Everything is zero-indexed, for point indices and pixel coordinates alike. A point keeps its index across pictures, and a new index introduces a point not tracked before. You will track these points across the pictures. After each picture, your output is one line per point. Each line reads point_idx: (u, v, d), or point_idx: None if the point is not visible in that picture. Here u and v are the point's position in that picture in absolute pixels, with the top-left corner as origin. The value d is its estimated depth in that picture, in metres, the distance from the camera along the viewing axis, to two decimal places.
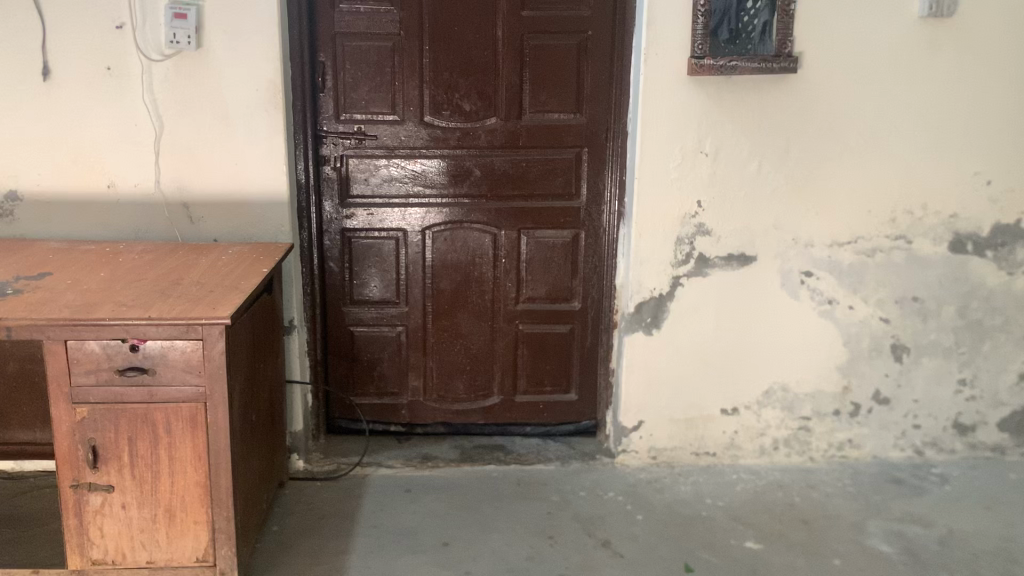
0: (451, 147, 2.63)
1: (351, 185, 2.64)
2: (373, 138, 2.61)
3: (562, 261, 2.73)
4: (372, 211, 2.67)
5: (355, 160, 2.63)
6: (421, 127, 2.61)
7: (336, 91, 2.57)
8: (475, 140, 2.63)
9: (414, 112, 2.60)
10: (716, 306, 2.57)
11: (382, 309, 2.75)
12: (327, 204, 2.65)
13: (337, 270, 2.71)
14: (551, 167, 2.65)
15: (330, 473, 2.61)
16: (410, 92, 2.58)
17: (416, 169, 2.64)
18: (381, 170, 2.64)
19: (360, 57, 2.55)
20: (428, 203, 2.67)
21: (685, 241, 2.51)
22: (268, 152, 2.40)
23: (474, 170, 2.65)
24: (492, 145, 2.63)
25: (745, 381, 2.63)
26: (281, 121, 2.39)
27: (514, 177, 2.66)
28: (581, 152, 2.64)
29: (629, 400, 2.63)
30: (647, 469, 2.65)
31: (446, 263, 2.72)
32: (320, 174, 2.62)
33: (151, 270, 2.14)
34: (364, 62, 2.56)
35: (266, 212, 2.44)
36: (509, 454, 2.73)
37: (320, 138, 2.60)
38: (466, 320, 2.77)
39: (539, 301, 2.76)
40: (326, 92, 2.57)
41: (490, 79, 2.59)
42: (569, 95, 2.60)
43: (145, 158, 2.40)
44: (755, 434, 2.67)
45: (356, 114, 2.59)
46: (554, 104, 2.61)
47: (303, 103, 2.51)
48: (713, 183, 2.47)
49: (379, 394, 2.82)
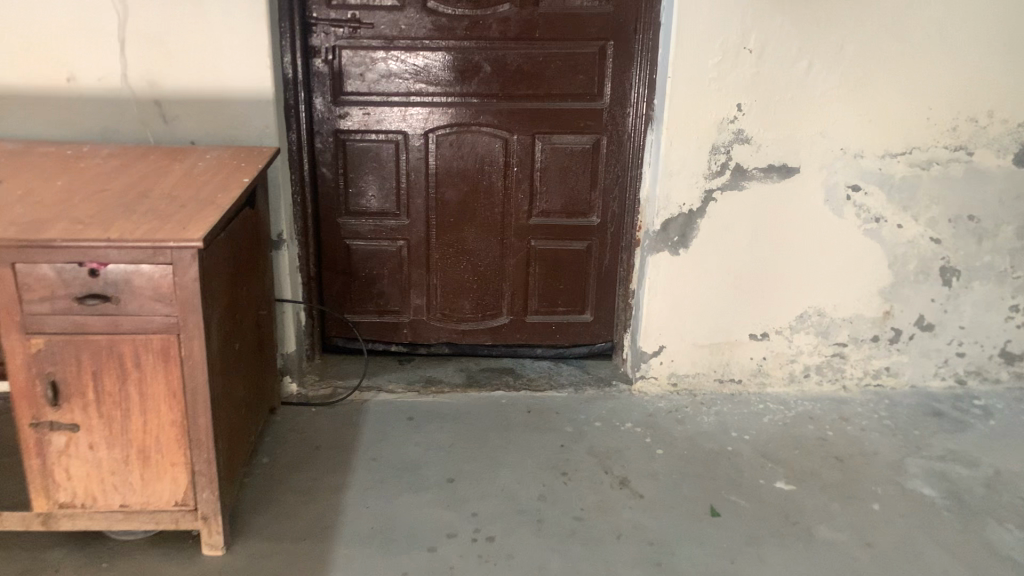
0: (459, 39, 2.33)
1: (345, 81, 2.36)
2: (369, 27, 2.31)
3: (580, 169, 2.48)
4: (369, 110, 2.40)
5: (349, 53, 2.34)
6: (424, 15, 2.31)
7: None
8: (485, 31, 2.33)
9: None
10: (751, 223, 2.32)
11: (382, 220, 2.52)
12: (318, 103, 2.38)
13: (331, 176, 2.46)
14: (568, 63, 2.36)
15: (326, 397, 2.42)
16: None
17: (418, 63, 2.36)
18: (378, 64, 2.35)
19: None
20: (431, 102, 2.40)
21: (721, 150, 2.25)
22: (249, 43, 2.10)
23: (484, 66, 2.36)
24: (503, 37, 2.34)
25: (778, 305, 2.40)
26: (266, 7, 2.08)
27: (528, 74, 2.37)
28: (606, 45, 2.35)
29: (651, 323, 2.41)
30: (667, 397, 2.44)
31: (450, 171, 2.48)
32: (310, 66, 2.33)
33: (116, 180, 1.88)
34: None
35: (248, 113, 2.17)
36: (519, 378, 2.53)
37: (308, 26, 2.29)
38: (473, 235, 2.55)
39: (554, 215, 2.53)
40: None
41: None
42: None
43: (108, 47, 2.10)
44: (785, 361, 2.46)
45: None
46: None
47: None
48: (757, 85, 2.19)
49: (379, 312, 2.62)
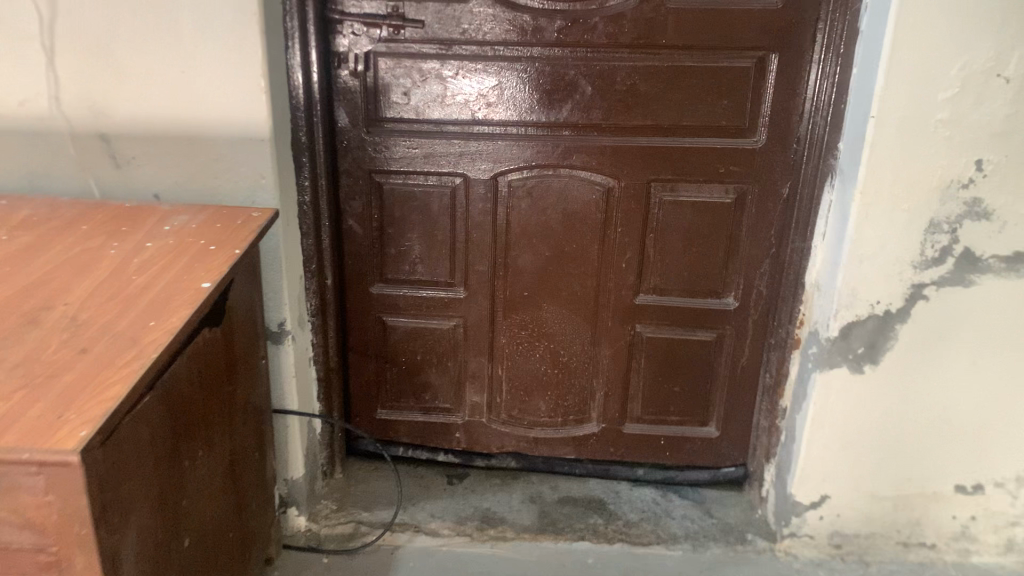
0: (543, 47, 1.62)
1: (383, 102, 1.68)
2: (418, 26, 1.61)
3: (712, 232, 1.73)
4: (415, 144, 1.71)
5: (388, 62, 1.64)
6: (496, 11, 1.59)
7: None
8: (582, 37, 1.60)
9: None
10: (977, 333, 1.56)
11: (433, 291, 1.82)
12: (345, 131, 1.70)
13: (362, 233, 1.78)
14: (705, 83, 1.62)
15: (342, 540, 1.74)
16: None
17: (486, 80, 1.65)
18: (430, 78, 1.65)
19: None
20: (501, 134, 1.70)
21: (945, 227, 1.49)
22: (233, 54, 1.41)
23: (580, 89, 1.65)
24: (609, 46, 1.61)
25: (1002, 446, 1.64)
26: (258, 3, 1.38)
27: (648, 98, 1.64)
28: (766, 58, 1.60)
29: (810, 463, 1.68)
30: (828, 567, 1.72)
31: (527, 230, 1.77)
32: (332, 79, 1.65)
33: (12, 276, 1.21)
34: None
35: (236, 157, 1.49)
36: (612, 521, 1.82)
37: (329, 23, 1.60)
38: (555, 314, 1.83)
39: (673, 293, 1.79)
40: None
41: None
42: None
43: (30, 59, 1.42)
44: (1004, 523, 1.70)
45: None
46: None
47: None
48: (1011, 131, 1.41)
49: (424, 411, 1.92)
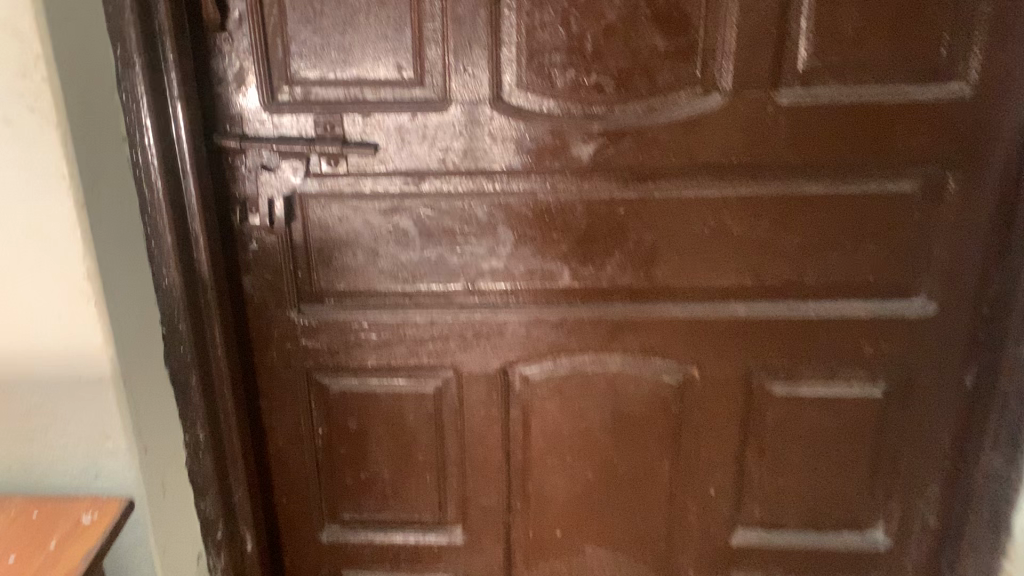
0: (573, 175, 1.01)
1: (321, 266, 1.06)
2: (373, 150, 1.00)
3: (850, 440, 1.10)
4: (377, 327, 1.08)
5: (327, 206, 1.03)
6: (494, 123, 0.99)
7: (263, 20, 0.95)
8: (634, 157, 0.99)
9: (470, 80, 0.97)
10: None
11: (416, 535, 1.19)
12: (264, 315, 1.08)
13: (301, 461, 1.15)
14: (839, 222, 1.00)
15: None
16: (467, 22, 0.94)
17: (483, 227, 1.04)
18: (394, 228, 1.04)
19: None
20: (512, 307, 1.07)
21: None
22: (27, 242, 0.80)
23: (633, 240, 1.03)
24: (678, 171, 1.00)
25: None
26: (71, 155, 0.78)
27: (747, 246, 1.02)
28: (941, 178, 0.98)
29: None
30: None
31: (557, 446, 1.13)
32: (233, 239, 1.04)
33: None
34: None
35: (60, 411, 0.86)
36: None
37: (222, 154, 1.00)
38: (607, 563, 1.19)
39: (789, 530, 1.16)
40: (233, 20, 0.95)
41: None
42: (915, 25, 0.91)
43: None
44: None
45: (327, 91, 0.99)
46: (877, 49, 0.92)
47: (158, 66, 0.90)
48: None
49: None
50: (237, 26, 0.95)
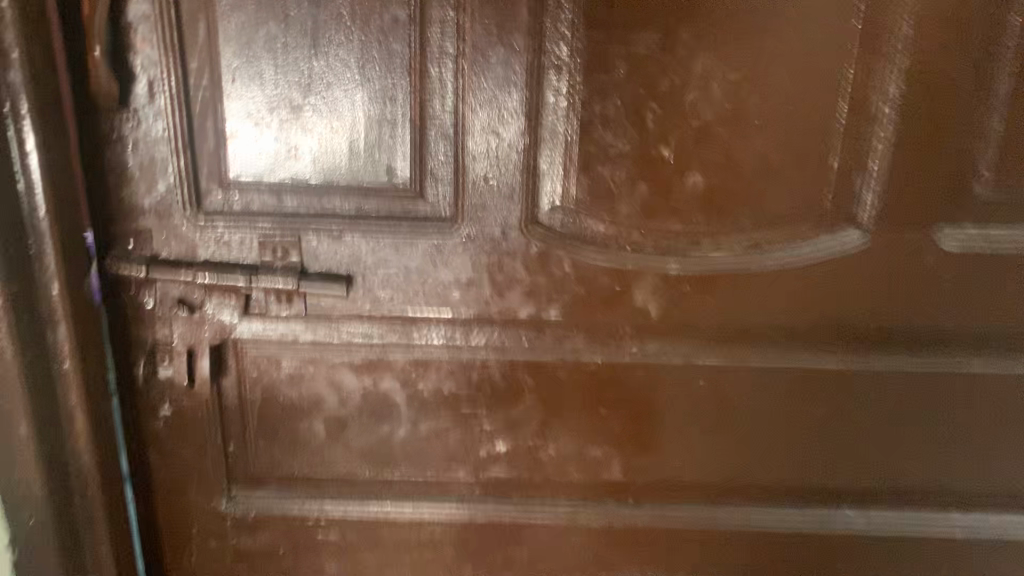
0: (632, 334, 0.70)
1: (262, 439, 0.74)
2: (347, 286, 0.68)
3: None
4: (339, 524, 0.76)
5: (275, 359, 0.71)
6: (525, 257, 0.68)
7: (186, 94, 0.63)
8: (720, 312, 0.69)
9: (493, 194, 0.66)
10: None
11: None
12: (174, 503, 0.75)
13: None
14: (1003, 411, 0.71)
15: None
16: (498, 113, 0.64)
17: (498, 395, 0.72)
18: (371, 393, 0.73)
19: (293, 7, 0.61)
20: (531, 503, 0.75)
21: None
22: None
23: (713, 425, 0.73)
24: (781, 332, 0.70)
25: None
26: None
27: (871, 433, 0.73)
28: None
29: None
30: None
31: None
32: (129, 395, 0.71)
33: None
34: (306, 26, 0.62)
35: None
36: None
37: (115, 285, 0.68)
38: None
39: None
40: (140, 92, 0.63)
41: (821, 64, 0.63)
42: None
43: None
44: None
45: (285, 202, 0.66)
46: None
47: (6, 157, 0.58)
48: None
49: None
50: (146, 100, 0.63)
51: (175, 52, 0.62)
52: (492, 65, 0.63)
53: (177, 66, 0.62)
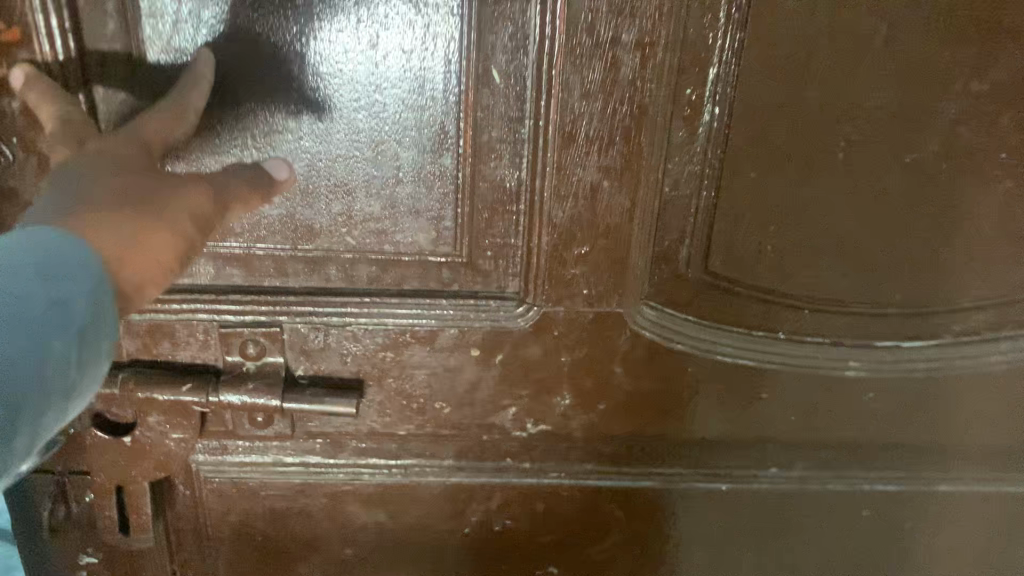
0: (768, 450, 0.49)
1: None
2: (351, 396, 0.44)
3: None
4: None
5: (248, 487, 0.49)
6: (625, 357, 0.44)
7: (84, 97, 0.38)
8: (903, 423, 0.48)
9: (583, 269, 0.42)
10: None
11: None
12: None
13: None
14: None
15: None
16: (598, 149, 0.40)
17: (568, 531, 0.51)
18: (388, 527, 0.50)
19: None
20: None
21: None
22: None
23: (873, 562, 0.52)
24: (980, 446, 0.49)
25: None
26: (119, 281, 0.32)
27: None
28: None
29: None
30: None
31: None
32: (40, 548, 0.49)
33: None
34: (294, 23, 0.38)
35: None
36: None
37: None
38: None
39: None
40: (9, 88, 0.38)
41: None
42: None
43: None
44: None
45: (261, 278, 0.43)
46: None
47: None
48: None
49: None
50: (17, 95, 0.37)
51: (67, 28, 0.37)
52: (599, 69, 0.38)
53: (69, 54, 0.37)
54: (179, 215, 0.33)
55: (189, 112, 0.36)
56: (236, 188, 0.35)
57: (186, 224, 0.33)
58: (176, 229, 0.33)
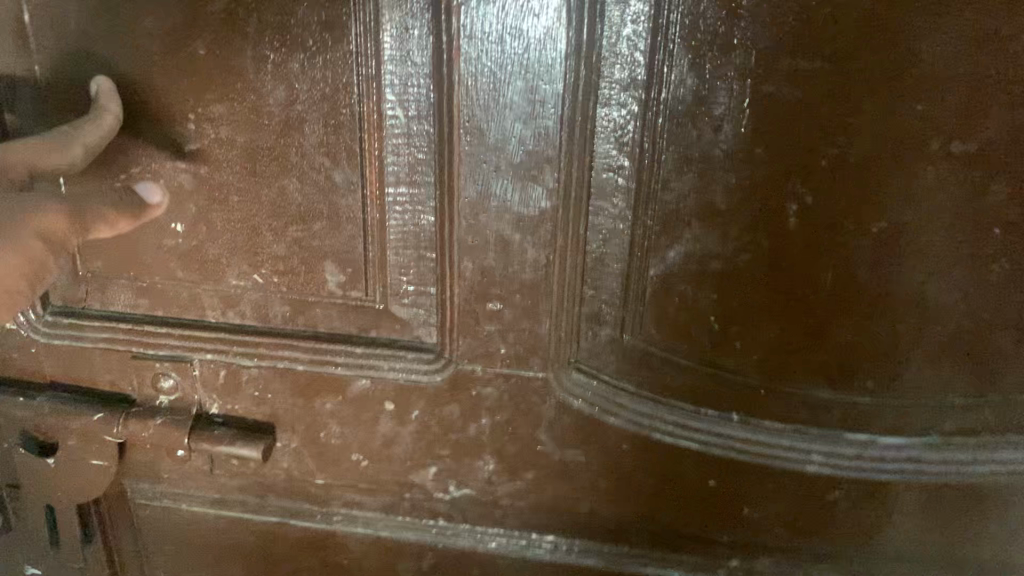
0: (728, 545, 0.42)
1: None
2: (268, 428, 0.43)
3: None
4: None
5: (179, 522, 0.47)
6: (553, 423, 0.40)
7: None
8: (886, 537, 0.40)
9: (499, 324, 0.38)
10: None
11: None
12: None
13: None
14: None
15: None
16: (508, 198, 0.36)
17: None
18: None
19: (158, 24, 0.35)
20: None
21: None
22: None
23: None
24: (991, 570, 0.41)
25: None
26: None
27: None
28: None
29: None
30: None
31: None
32: None
33: None
34: (181, 52, 0.35)
35: None
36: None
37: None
38: None
39: None
40: None
41: None
42: None
43: None
44: None
45: (172, 311, 0.41)
46: None
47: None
48: None
49: None
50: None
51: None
52: (501, 110, 0.34)
53: None
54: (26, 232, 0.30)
55: (74, 144, 0.34)
56: (92, 207, 0.33)
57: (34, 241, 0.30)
58: (22, 249, 0.30)
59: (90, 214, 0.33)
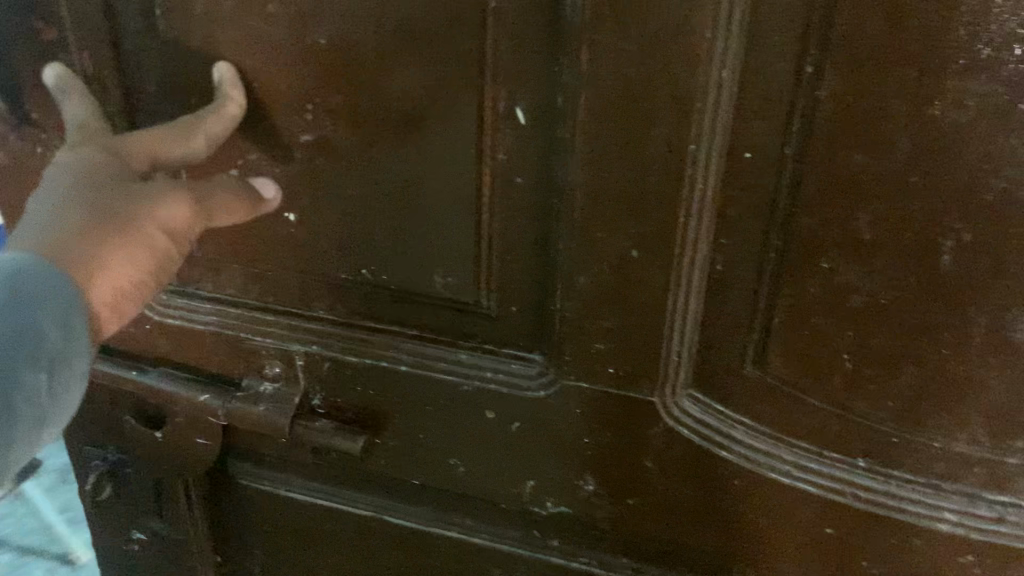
0: None
1: None
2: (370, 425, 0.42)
3: None
4: None
5: (277, 508, 0.47)
6: (663, 447, 0.38)
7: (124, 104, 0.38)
8: None
9: (613, 341, 0.36)
10: None
11: None
12: None
13: None
14: None
15: None
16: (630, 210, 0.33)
17: None
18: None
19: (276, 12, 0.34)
20: None
21: None
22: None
23: None
24: None
25: None
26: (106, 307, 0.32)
27: None
28: None
29: None
30: None
31: None
32: (102, 521, 0.51)
33: None
34: (299, 43, 0.34)
35: None
36: None
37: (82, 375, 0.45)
38: None
39: None
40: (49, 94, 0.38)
41: None
42: None
43: None
44: None
45: (284, 299, 0.41)
46: None
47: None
48: None
49: None
50: (49, 91, 0.38)
51: (89, 26, 0.36)
52: (627, 119, 0.32)
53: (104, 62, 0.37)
54: (149, 223, 0.32)
55: (197, 133, 0.34)
56: (217, 194, 0.34)
57: (157, 233, 0.33)
58: (148, 240, 0.33)
59: (212, 197, 0.34)
